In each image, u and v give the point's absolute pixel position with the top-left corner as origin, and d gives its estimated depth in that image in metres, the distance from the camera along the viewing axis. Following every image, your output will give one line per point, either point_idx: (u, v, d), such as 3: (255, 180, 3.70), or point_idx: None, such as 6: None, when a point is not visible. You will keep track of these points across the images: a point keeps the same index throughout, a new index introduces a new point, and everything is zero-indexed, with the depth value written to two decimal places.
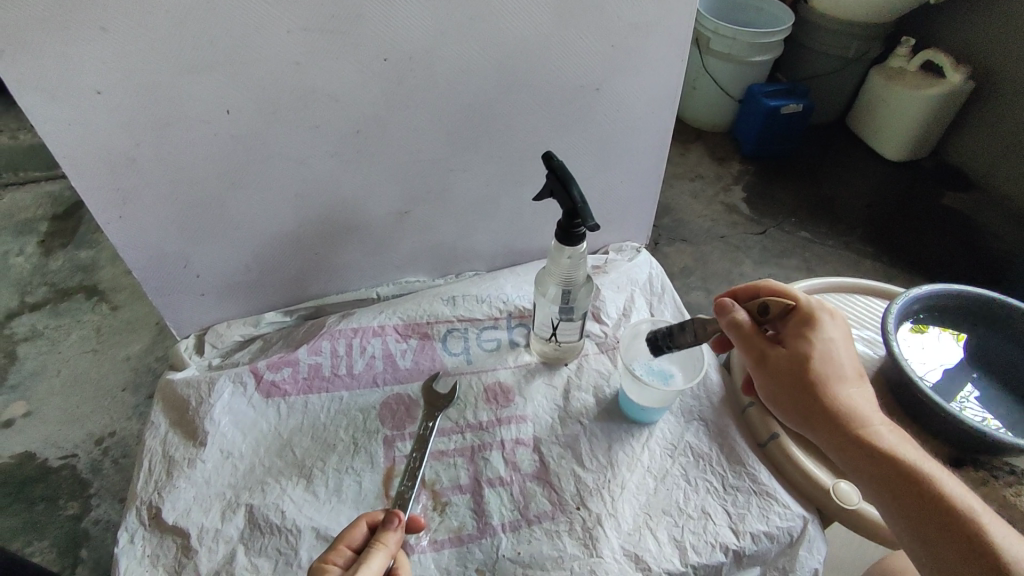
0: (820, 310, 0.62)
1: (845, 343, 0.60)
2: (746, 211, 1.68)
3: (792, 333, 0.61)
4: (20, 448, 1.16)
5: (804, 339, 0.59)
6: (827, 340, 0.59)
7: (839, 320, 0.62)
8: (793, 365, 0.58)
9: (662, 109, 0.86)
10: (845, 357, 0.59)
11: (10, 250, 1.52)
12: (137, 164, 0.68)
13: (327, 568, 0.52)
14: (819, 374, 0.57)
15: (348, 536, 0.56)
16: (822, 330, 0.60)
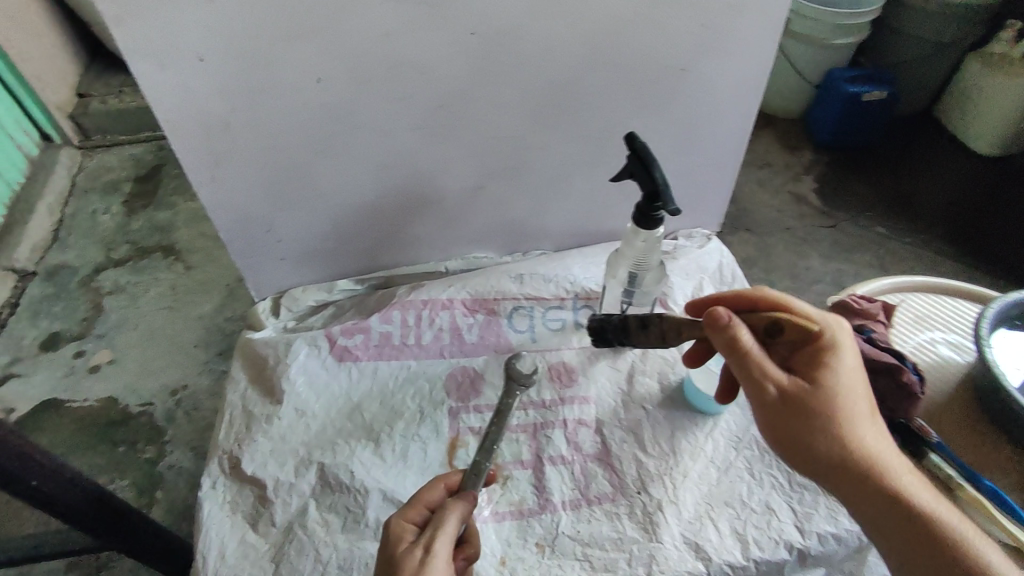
0: (833, 341, 0.58)
1: (855, 376, 0.57)
2: (818, 202, 1.61)
3: (811, 370, 0.56)
4: (105, 393, 1.24)
5: (826, 379, 0.55)
6: (845, 378, 0.56)
7: (844, 347, 0.58)
8: (818, 411, 0.54)
9: (748, 92, 0.83)
10: (860, 393, 0.56)
11: (97, 208, 1.62)
12: (233, 129, 0.70)
13: (406, 528, 0.55)
14: (842, 419, 0.54)
15: (424, 495, 0.58)
16: (840, 368, 0.56)
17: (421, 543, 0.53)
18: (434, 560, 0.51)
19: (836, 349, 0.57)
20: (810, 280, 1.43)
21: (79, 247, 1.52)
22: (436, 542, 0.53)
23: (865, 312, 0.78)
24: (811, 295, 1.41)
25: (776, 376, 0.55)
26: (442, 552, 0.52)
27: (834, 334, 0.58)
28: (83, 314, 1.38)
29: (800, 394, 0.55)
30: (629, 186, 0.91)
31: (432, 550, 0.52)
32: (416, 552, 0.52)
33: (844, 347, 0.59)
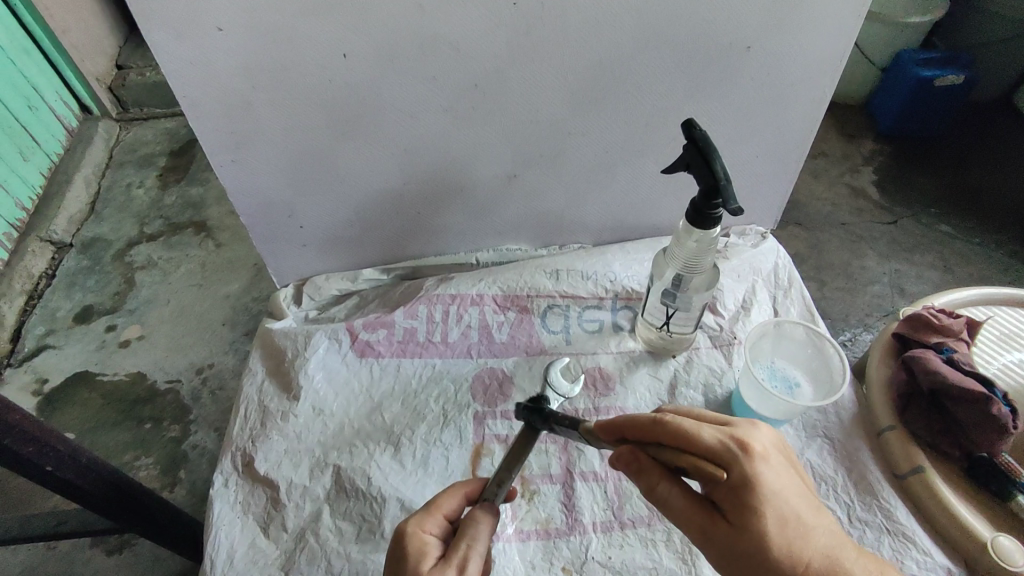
0: (750, 454, 0.45)
1: (789, 482, 0.46)
2: (879, 197, 1.49)
3: (732, 502, 0.45)
4: (133, 369, 1.23)
5: (751, 514, 0.44)
6: (775, 500, 0.44)
7: (767, 449, 0.46)
8: (750, 554, 0.44)
9: (820, 77, 0.74)
10: (798, 504, 0.45)
11: (133, 181, 1.61)
12: (253, 107, 0.65)
13: (428, 542, 0.49)
14: (782, 554, 0.44)
15: (441, 503, 0.52)
16: (762, 492, 0.44)
17: (453, 564, 0.47)
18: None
19: (755, 462, 0.45)
20: (867, 281, 1.33)
21: (113, 221, 1.51)
22: (467, 562, 0.48)
23: (947, 329, 0.71)
24: (867, 297, 1.30)
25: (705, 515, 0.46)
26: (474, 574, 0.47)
27: (749, 439, 0.46)
28: (116, 288, 1.37)
29: (727, 535, 0.45)
30: (678, 178, 0.83)
31: (465, 573, 0.47)
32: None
33: (767, 443, 0.47)
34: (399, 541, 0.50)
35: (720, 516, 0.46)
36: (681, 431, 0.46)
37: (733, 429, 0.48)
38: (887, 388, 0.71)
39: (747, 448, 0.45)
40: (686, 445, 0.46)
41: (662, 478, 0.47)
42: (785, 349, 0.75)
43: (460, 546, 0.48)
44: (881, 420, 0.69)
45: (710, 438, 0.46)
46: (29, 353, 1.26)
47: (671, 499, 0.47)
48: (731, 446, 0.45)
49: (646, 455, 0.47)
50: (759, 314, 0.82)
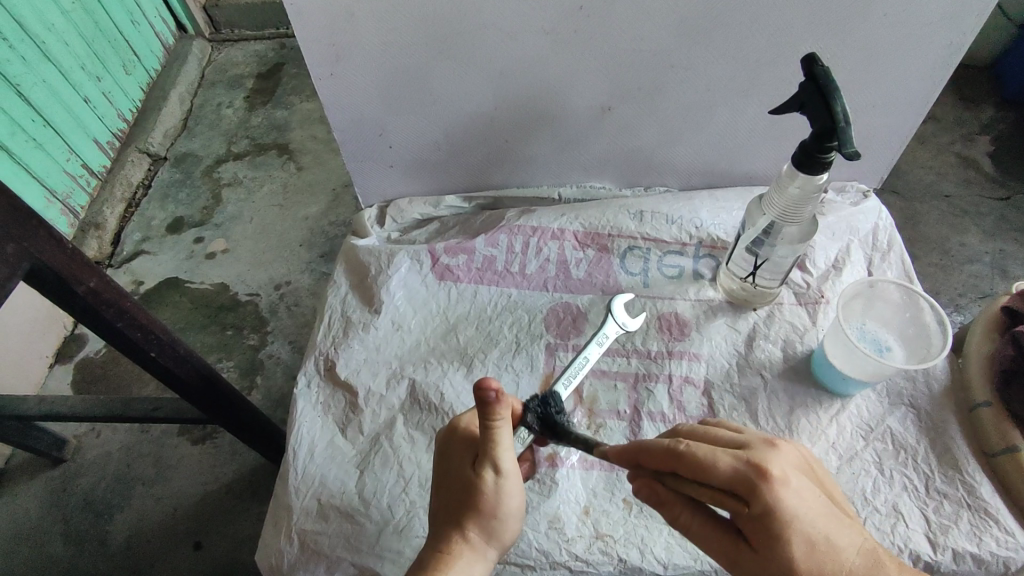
0: (767, 481, 0.43)
1: (814, 503, 0.45)
2: (990, 169, 1.36)
3: (755, 530, 0.44)
4: (219, 279, 1.31)
5: (777, 545, 0.43)
6: (800, 522, 0.44)
7: (787, 473, 0.44)
8: None
9: (961, 19, 0.67)
10: (831, 531, 0.44)
11: (223, 101, 1.67)
12: (355, 20, 0.66)
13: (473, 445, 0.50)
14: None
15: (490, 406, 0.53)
16: (784, 519, 0.43)
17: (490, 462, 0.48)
18: (512, 476, 0.49)
19: (774, 489, 0.43)
20: (965, 259, 1.24)
21: (205, 138, 1.58)
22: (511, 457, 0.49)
23: None
24: (962, 276, 1.22)
25: (730, 535, 0.47)
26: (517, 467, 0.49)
27: (766, 462, 0.44)
28: (205, 202, 1.45)
29: (755, 560, 0.45)
30: (781, 124, 0.78)
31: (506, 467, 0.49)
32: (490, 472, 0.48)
33: (789, 470, 0.45)
34: (451, 442, 0.52)
35: (747, 543, 0.46)
36: (694, 463, 0.45)
37: (749, 451, 0.46)
38: (989, 364, 0.67)
39: (765, 475, 0.44)
40: (699, 480, 0.45)
41: (683, 509, 0.48)
42: (879, 312, 0.71)
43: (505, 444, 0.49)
44: (976, 395, 0.66)
45: (724, 469, 0.44)
46: (128, 256, 1.36)
47: (695, 525, 0.48)
48: (745, 474, 0.44)
49: (664, 489, 0.48)
50: (852, 274, 0.77)
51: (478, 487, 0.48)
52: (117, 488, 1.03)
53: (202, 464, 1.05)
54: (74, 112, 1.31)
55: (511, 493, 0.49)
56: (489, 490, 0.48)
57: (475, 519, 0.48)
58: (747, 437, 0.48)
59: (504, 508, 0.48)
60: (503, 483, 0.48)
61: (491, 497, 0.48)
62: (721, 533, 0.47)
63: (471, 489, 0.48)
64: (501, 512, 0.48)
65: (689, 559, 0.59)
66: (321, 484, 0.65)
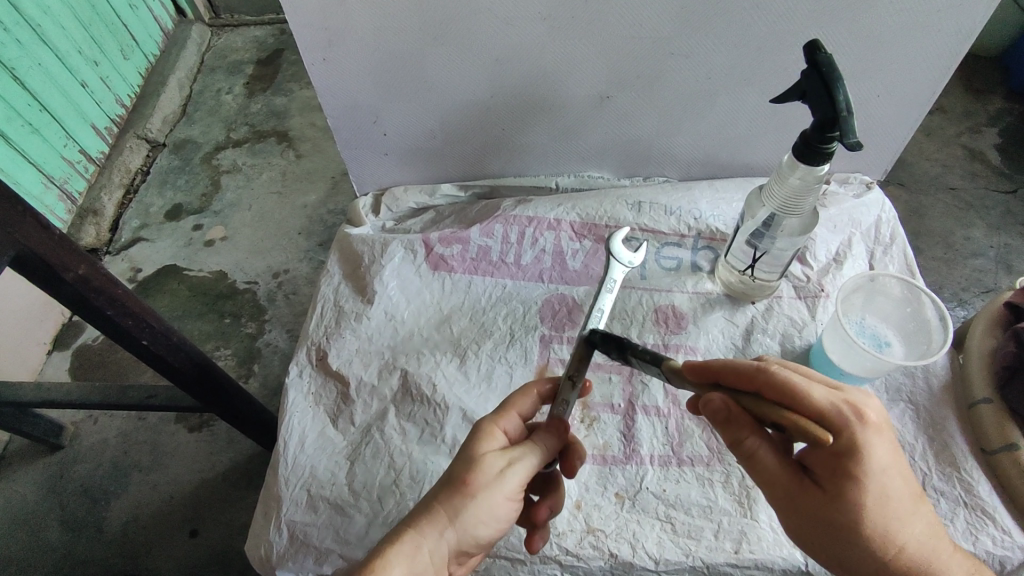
0: (865, 424, 0.43)
1: (893, 454, 0.44)
2: (997, 162, 1.34)
3: (831, 469, 0.43)
4: (217, 266, 1.31)
5: (851, 484, 0.43)
6: (880, 472, 0.43)
7: (883, 421, 0.43)
8: (840, 523, 0.44)
9: (971, 7, 0.65)
10: (898, 487, 0.44)
11: (221, 87, 1.65)
12: (348, 4, 0.64)
13: (494, 435, 0.50)
14: (874, 530, 0.44)
15: (518, 402, 0.52)
16: (867, 464, 0.42)
17: (505, 456, 0.48)
18: (513, 479, 0.47)
19: (865, 432, 0.42)
20: (969, 253, 1.22)
21: (203, 124, 1.57)
22: (519, 463, 0.48)
23: None
24: (966, 271, 1.20)
25: (794, 473, 0.45)
26: (521, 478, 0.48)
27: (865, 406, 0.43)
28: (203, 189, 1.44)
29: (820, 501, 0.44)
30: (784, 113, 0.76)
31: (514, 467, 0.48)
32: (499, 461, 0.48)
33: (884, 417, 0.44)
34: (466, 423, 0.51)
35: (814, 485, 0.45)
36: (789, 389, 0.44)
37: (847, 393, 0.45)
38: (989, 361, 0.66)
39: (862, 417, 0.43)
40: (791, 404, 0.44)
41: (753, 432, 0.45)
42: (879, 307, 0.70)
43: (524, 451, 0.49)
44: (975, 391, 0.65)
45: (822, 399, 0.43)
46: (125, 243, 1.36)
47: (761, 453, 0.45)
48: (846, 413, 0.43)
49: (740, 408, 0.45)
50: (852, 268, 0.76)
51: (479, 465, 0.47)
52: (113, 475, 1.03)
53: (198, 452, 1.05)
54: (71, 97, 1.29)
55: (501, 494, 0.47)
56: (487, 475, 0.47)
57: (455, 492, 0.46)
58: (838, 378, 0.46)
59: (487, 504, 0.46)
60: (502, 479, 0.47)
61: (484, 481, 0.46)
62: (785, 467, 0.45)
63: (470, 463, 0.47)
64: (483, 504, 0.46)
65: (681, 555, 0.59)
66: (312, 474, 0.65)
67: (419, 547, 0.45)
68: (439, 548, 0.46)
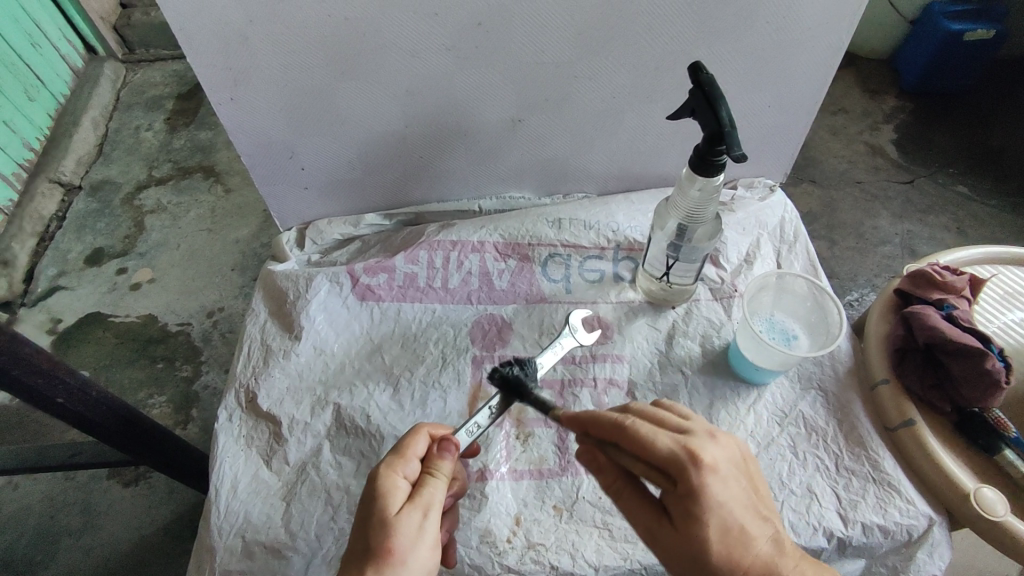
0: (698, 467, 0.45)
1: (736, 491, 0.46)
2: (894, 155, 1.45)
3: (679, 511, 0.46)
4: (144, 311, 1.26)
5: (692, 522, 0.45)
6: (720, 509, 0.45)
7: (718, 461, 0.46)
8: (690, 555, 0.46)
9: (840, 22, 0.71)
10: (740, 517, 0.46)
11: (141, 124, 1.60)
12: (250, 43, 0.64)
13: (398, 484, 0.49)
14: (720, 558, 0.46)
15: (411, 444, 0.52)
16: (706, 504, 0.45)
17: (418, 508, 0.48)
18: (431, 527, 0.48)
19: (699, 475, 0.45)
20: (878, 241, 1.31)
21: (123, 164, 1.51)
22: (434, 507, 0.49)
23: (950, 286, 0.69)
24: (877, 258, 1.29)
25: (654, 512, 0.48)
26: (438, 520, 0.49)
27: (701, 449, 0.46)
28: (126, 231, 1.39)
29: (672, 537, 0.47)
30: (686, 127, 0.81)
31: (429, 516, 0.48)
32: (415, 517, 0.47)
33: (721, 455, 0.46)
34: (367, 487, 0.49)
35: (667, 519, 0.48)
36: (635, 436, 0.47)
37: (691, 436, 0.47)
38: (884, 344, 0.70)
39: (696, 461, 0.45)
40: (637, 455, 0.48)
41: (621, 482, 0.50)
42: (786, 303, 0.75)
43: (431, 490, 0.49)
44: (876, 374, 0.69)
45: (663, 447, 0.46)
46: (42, 293, 1.29)
47: (627, 496, 0.50)
48: (680, 458, 0.45)
49: (605, 455, 0.51)
50: (761, 267, 0.81)
51: (396, 529, 0.46)
52: (41, 542, 0.97)
53: (134, 507, 1.00)
54: None
55: (424, 547, 0.47)
56: (409, 535, 0.46)
57: (382, 566, 0.45)
58: (693, 422, 0.49)
59: (414, 563, 0.46)
60: (421, 532, 0.47)
61: (406, 543, 0.46)
62: (648, 509, 0.49)
63: (387, 528, 0.46)
64: (409, 564, 0.46)
65: (619, 559, 0.60)
66: (246, 520, 0.63)
67: None
68: None
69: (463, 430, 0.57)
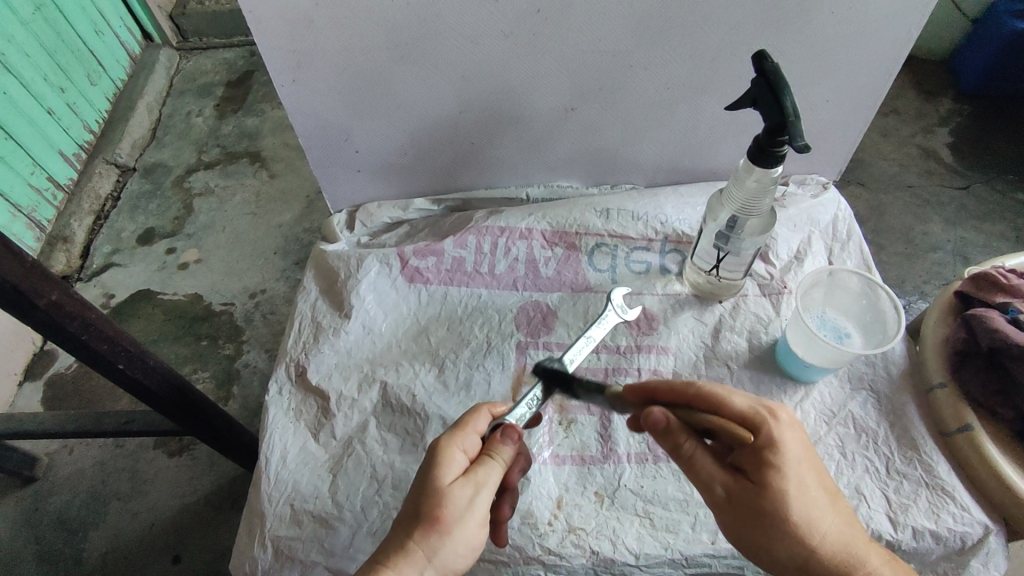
0: (776, 417, 0.49)
1: (808, 451, 0.49)
2: (950, 160, 1.40)
3: (755, 463, 0.48)
4: (192, 289, 1.30)
5: (774, 470, 0.47)
6: (796, 463, 0.48)
7: (791, 418, 0.50)
8: (768, 514, 0.47)
9: (908, 16, 0.69)
10: (812, 476, 0.48)
11: (192, 109, 1.65)
12: (315, 26, 0.66)
13: (456, 457, 0.49)
14: (798, 516, 0.47)
15: (472, 421, 0.52)
16: (784, 453, 0.47)
17: (471, 483, 0.48)
18: (481, 503, 0.48)
19: (778, 426, 0.48)
20: (929, 247, 1.27)
21: (174, 147, 1.56)
22: (488, 487, 0.49)
23: (1015, 289, 0.67)
24: (927, 264, 1.25)
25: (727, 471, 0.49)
26: (490, 500, 0.49)
27: (775, 406, 0.50)
28: (176, 213, 1.43)
29: (748, 494, 0.47)
30: (738, 120, 0.80)
31: (480, 492, 0.48)
32: (466, 491, 0.47)
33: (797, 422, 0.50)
34: (427, 457, 0.50)
35: (742, 477, 0.49)
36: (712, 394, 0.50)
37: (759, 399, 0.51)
38: (942, 347, 0.68)
39: (774, 415, 0.49)
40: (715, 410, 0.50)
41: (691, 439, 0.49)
42: (838, 300, 0.74)
43: (487, 468, 0.49)
44: (931, 377, 0.67)
45: (740, 403, 0.50)
46: (97, 269, 1.34)
47: (700, 460, 0.49)
48: (758, 410, 0.49)
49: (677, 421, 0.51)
50: (813, 265, 0.79)
51: (447, 498, 0.47)
52: (91, 506, 1.01)
53: (178, 477, 1.04)
54: (36, 124, 1.28)
55: (472, 521, 0.47)
56: (458, 506, 0.47)
57: (431, 532, 0.46)
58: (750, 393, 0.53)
59: (461, 535, 0.47)
60: (471, 506, 0.47)
61: (456, 512, 0.47)
62: (721, 469, 0.49)
63: (439, 497, 0.47)
64: (455, 535, 0.46)
65: (660, 548, 0.60)
66: (295, 489, 0.65)
67: None
68: None
69: (523, 403, 0.57)
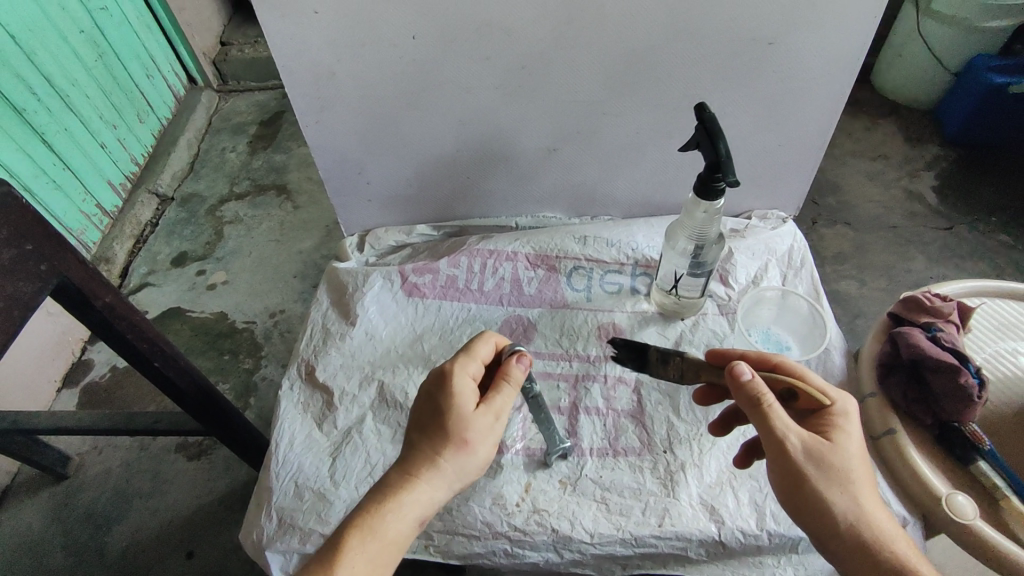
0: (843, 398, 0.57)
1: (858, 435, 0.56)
2: (934, 203, 1.49)
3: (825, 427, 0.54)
4: (218, 308, 1.43)
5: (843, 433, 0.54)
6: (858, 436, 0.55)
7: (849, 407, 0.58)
8: (840, 469, 0.51)
9: (841, 73, 0.80)
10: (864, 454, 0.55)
11: (227, 146, 1.82)
12: (336, 77, 0.79)
13: (471, 384, 0.55)
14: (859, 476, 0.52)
15: (479, 350, 0.58)
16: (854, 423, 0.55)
17: (489, 409, 0.55)
18: (498, 427, 0.55)
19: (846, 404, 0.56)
20: (909, 284, 1.35)
21: (209, 179, 1.72)
22: (502, 411, 0.56)
23: (938, 310, 0.75)
24: None
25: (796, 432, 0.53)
26: (503, 422, 0.56)
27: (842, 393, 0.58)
28: (207, 238, 1.58)
29: (826, 449, 0.52)
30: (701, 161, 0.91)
31: (499, 418, 0.55)
32: (488, 418, 0.54)
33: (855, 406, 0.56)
34: (439, 383, 0.55)
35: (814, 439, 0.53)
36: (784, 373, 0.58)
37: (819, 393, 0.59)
38: (874, 361, 0.77)
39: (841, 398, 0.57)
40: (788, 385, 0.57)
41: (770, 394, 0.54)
42: (781, 316, 0.88)
43: (502, 396, 0.56)
44: (864, 387, 0.75)
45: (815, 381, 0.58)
46: (134, 288, 1.48)
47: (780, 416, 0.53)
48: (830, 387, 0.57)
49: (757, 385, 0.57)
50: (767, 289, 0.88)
51: (471, 424, 0.53)
52: (116, 502, 1.12)
53: (196, 478, 1.14)
54: (90, 156, 1.43)
55: (491, 440, 0.55)
56: (483, 430, 0.53)
57: (458, 450, 0.53)
58: None
59: (481, 454, 0.54)
60: (491, 429, 0.54)
61: (480, 435, 0.53)
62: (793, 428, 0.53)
63: (464, 423, 0.53)
64: (478, 452, 0.54)
65: (612, 529, 0.68)
66: (299, 469, 0.75)
67: (431, 498, 0.51)
68: (447, 493, 0.53)
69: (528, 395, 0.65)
